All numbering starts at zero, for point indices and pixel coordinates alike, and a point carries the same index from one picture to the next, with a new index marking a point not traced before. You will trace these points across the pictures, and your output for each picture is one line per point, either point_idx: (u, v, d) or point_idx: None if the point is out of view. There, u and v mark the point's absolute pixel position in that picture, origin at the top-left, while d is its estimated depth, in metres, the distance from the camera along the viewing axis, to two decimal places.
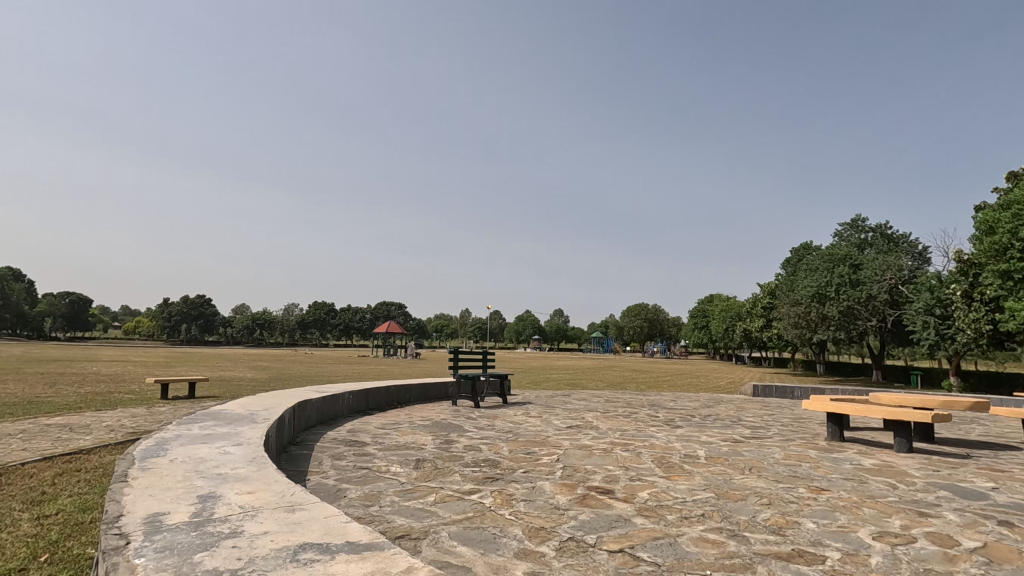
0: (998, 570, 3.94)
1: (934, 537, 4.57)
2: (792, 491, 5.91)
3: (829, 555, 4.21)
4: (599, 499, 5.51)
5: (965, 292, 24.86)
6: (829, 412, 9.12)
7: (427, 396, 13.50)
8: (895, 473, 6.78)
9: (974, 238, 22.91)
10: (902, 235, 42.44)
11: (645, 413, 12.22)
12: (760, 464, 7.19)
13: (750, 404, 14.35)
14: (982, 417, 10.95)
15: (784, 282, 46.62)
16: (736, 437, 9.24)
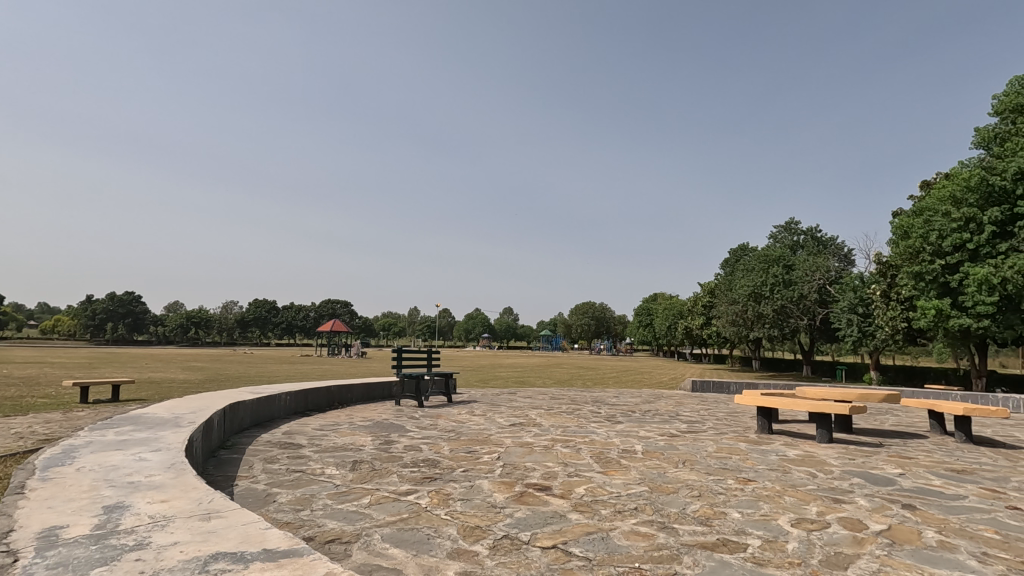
0: (899, 550, 4.23)
1: (846, 521, 4.87)
2: (720, 482, 6.16)
3: (751, 543, 4.40)
4: (536, 497, 5.56)
5: (883, 292, 26.68)
6: (758, 405, 9.56)
7: (370, 395, 13.23)
8: (815, 463, 7.19)
9: (892, 242, 24.60)
10: (831, 238, 45.01)
11: (588, 409, 12.44)
12: (693, 457, 7.45)
13: (688, 399, 14.86)
14: (895, 409, 11.78)
15: (724, 281, 48.57)
16: (673, 431, 9.53)
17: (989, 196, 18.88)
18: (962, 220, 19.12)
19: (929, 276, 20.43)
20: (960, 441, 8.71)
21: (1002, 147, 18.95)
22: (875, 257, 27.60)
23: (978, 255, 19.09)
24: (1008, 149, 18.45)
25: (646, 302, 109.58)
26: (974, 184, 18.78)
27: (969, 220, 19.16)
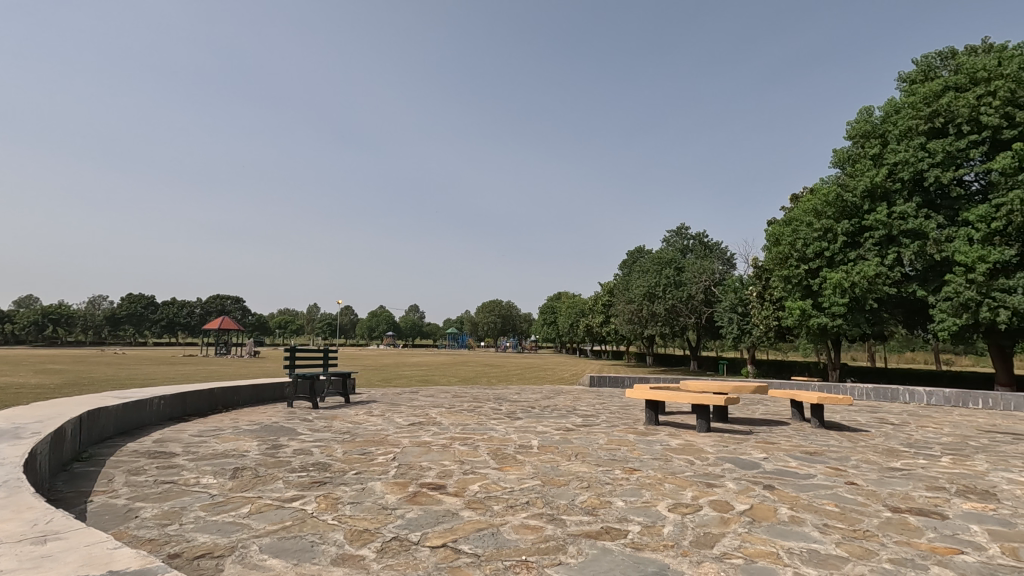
0: (757, 527, 4.69)
1: (715, 503, 5.31)
2: (608, 473, 6.48)
3: (632, 529, 4.67)
4: (430, 496, 5.52)
5: (759, 293, 29.49)
6: (646, 398, 10.13)
7: (260, 398, 12.43)
8: (694, 451, 7.76)
9: (765, 247, 27.17)
10: (716, 243, 48.93)
11: (489, 406, 12.55)
12: (585, 449, 7.76)
13: (585, 394, 15.48)
14: (765, 399, 13.03)
15: (621, 282, 51.21)
16: (569, 426, 9.86)
17: (843, 210, 21.36)
18: (821, 230, 21.60)
19: (796, 279, 22.82)
20: (814, 426, 9.82)
21: (853, 167, 21.50)
22: (752, 262, 30.36)
23: (834, 262, 21.59)
24: (858, 169, 20.95)
25: (550, 300, 112.78)
26: (832, 199, 21.18)
27: (827, 230, 21.62)
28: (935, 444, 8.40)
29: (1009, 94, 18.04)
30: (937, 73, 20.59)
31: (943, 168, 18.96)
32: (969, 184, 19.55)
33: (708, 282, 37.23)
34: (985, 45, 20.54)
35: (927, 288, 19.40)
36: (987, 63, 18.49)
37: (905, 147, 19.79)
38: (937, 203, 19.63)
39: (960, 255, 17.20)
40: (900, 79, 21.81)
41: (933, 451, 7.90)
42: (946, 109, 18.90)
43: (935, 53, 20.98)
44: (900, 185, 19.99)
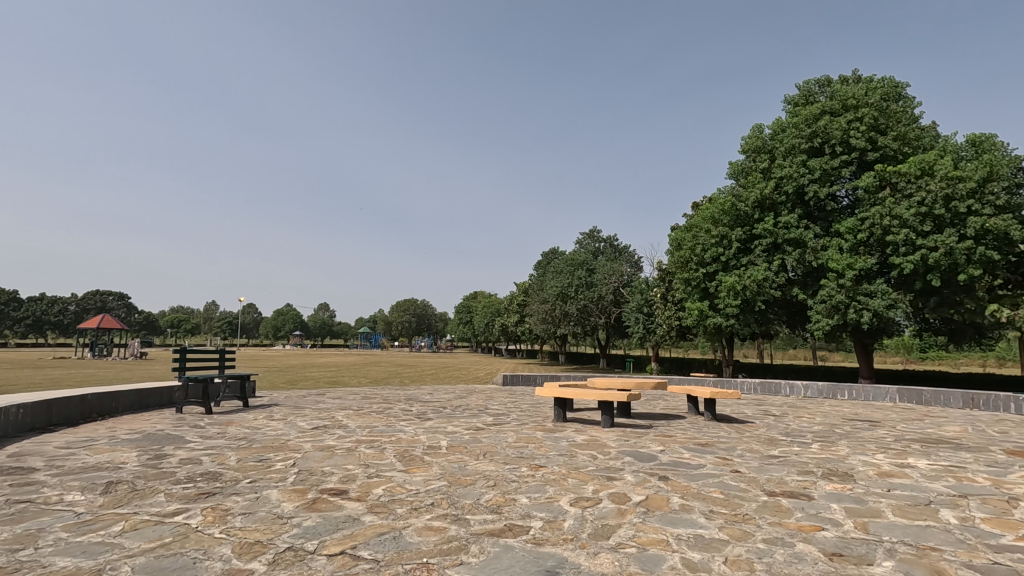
0: (651, 517, 4.95)
1: (614, 496, 5.55)
2: (515, 471, 6.58)
3: (534, 525, 4.76)
4: (330, 502, 5.31)
5: (663, 294, 31.23)
6: (555, 396, 10.39)
7: (144, 404, 11.36)
8: (598, 446, 8.07)
9: (668, 251, 28.85)
10: (625, 246, 51.30)
11: (399, 407, 12.30)
12: (493, 448, 7.82)
13: (497, 393, 15.62)
14: (664, 395, 13.83)
15: (536, 282, 52.32)
16: (479, 425, 9.90)
17: (737, 219, 23.13)
18: (718, 237, 23.32)
19: (695, 281, 24.44)
20: (707, 419, 10.54)
21: (746, 179, 23.31)
22: (657, 265, 32.10)
23: (728, 266, 23.32)
24: (749, 181, 22.74)
25: (466, 300, 112.75)
26: (727, 208, 22.92)
27: (723, 237, 23.31)
28: (808, 433, 9.32)
29: (873, 120, 20.39)
30: (816, 98, 22.81)
31: (820, 183, 21.10)
32: (841, 199, 21.86)
33: (616, 283, 38.94)
34: (854, 76, 23.03)
35: (805, 292, 21.49)
36: (856, 91, 20.75)
37: (790, 163, 21.73)
38: (815, 215, 21.77)
39: (833, 263, 19.27)
40: (786, 101, 23.98)
41: (805, 439, 8.76)
42: (823, 131, 20.99)
43: (814, 80, 23.24)
44: (785, 197, 21.95)
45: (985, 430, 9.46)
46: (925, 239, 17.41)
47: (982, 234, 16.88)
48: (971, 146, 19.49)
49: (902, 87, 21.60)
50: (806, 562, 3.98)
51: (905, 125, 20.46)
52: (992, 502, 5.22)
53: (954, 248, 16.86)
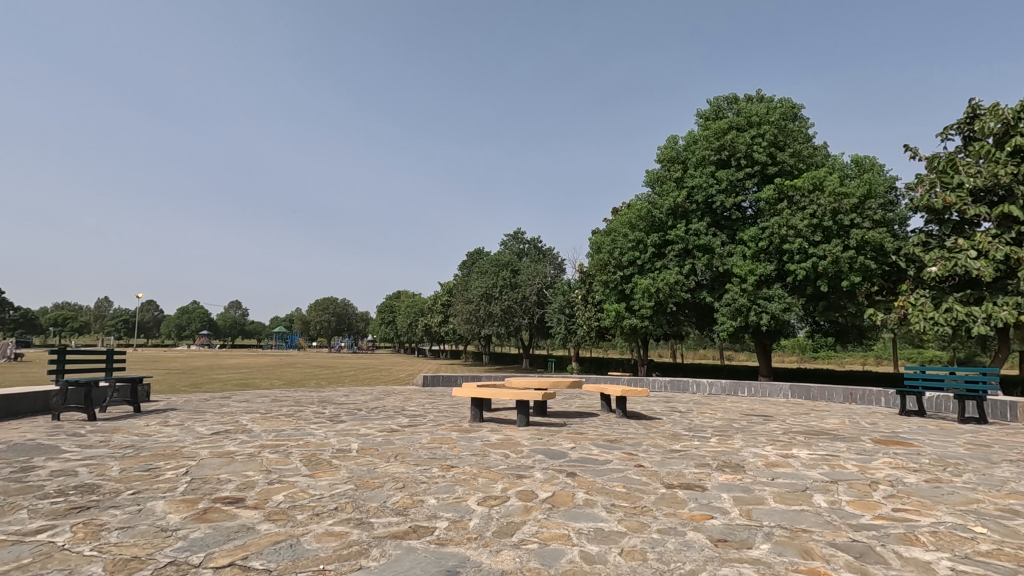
0: (555, 513, 5.07)
1: (521, 493, 5.64)
2: (425, 472, 6.51)
3: (438, 526, 4.74)
4: (223, 511, 5.01)
5: (584, 296, 32.17)
6: (472, 396, 10.37)
7: (14, 411, 10.19)
8: (511, 444, 8.18)
9: (588, 254, 29.81)
10: (549, 249, 52.36)
11: (311, 410, 11.82)
12: (406, 450, 7.70)
13: (416, 394, 15.41)
14: (580, 393, 14.26)
15: (461, 282, 52.27)
16: (394, 427, 9.71)
17: (652, 225, 24.22)
18: (635, 241, 24.32)
19: (613, 284, 25.56)
20: (618, 416, 10.94)
21: (661, 187, 24.47)
22: (579, 268, 33.01)
23: (643, 269, 24.48)
24: (664, 190, 23.92)
25: (390, 299, 110.52)
26: (644, 215, 23.95)
27: (639, 242, 24.38)
28: (708, 427, 9.92)
29: (773, 138, 22.06)
30: (724, 114, 24.34)
31: (726, 194, 22.56)
32: (745, 210, 23.44)
33: (540, 284, 39.68)
34: (757, 95, 24.77)
35: (712, 295, 22.86)
36: (759, 110, 22.36)
37: (700, 173, 23.06)
38: (722, 223, 23.24)
39: (738, 268, 20.70)
40: (699, 115, 25.42)
41: (706, 433, 9.32)
42: (730, 144, 22.45)
43: (723, 97, 24.81)
44: (695, 206, 23.26)
45: (858, 422, 10.50)
46: (815, 248, 19.09)
47: (862, 246, 18.76)
48: (854, 166, 21.56)
49: (798, 108, 23.50)
50: (694, 549, 4.23)
51: (800, 144, 22.32)
52: (857, 486, 5.80)
53: (839, 258, 18.60)
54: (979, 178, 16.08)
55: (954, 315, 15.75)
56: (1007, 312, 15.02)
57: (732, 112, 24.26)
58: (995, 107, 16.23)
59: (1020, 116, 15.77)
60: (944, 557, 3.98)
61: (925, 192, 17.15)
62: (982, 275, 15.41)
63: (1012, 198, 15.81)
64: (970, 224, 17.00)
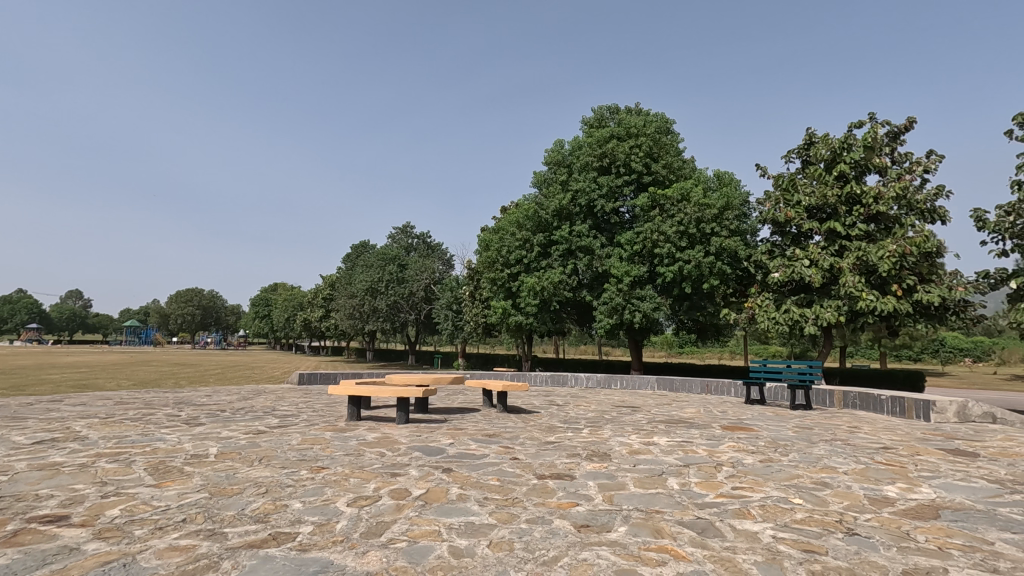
0: (427, 509, 5.03)
1: (394, 492, 5.53)
2: (292, 475, 6.15)
3: (302, 531, 4.49)
4: (40, 532, 4.33)
5: (472, 293, 32.40)
6: (350, 395, 9.98)
7: None
8: (388, 443, 7.97)
9: (477, 251, 30.04)
10: (437, 244, 51.97)
11: (164, 413, 10.65)
12: (272, 453, 7.21)
13: (289, 393, 14.52)
14: (463, 389, 14.32)
15: (344, 275, 50.07)
16: (260, 428, 9.05)
17: (539, 224, 24.96)
18: (522, 240, 24.95)
19: (500, 281, 26.08)
20: (499, 411, 11.14)
21: (548, 189, 25.29)
22: (467, 265, 33.11)
23: (529, 268, 25.20)
24: (551, 191, 24.79)
25: (266, 291, 102.98)
26: (531, 215, 24.63)
27: (526, 241, 25.02)
28: (582, 419, 10.43)
29: (649, 149, 23.74)
30: (606, 123, 25.69)
31: (607, 198, 23.89)
32: (623, 214, 24.97)
33: (427, 280, 39.20)
34: (636, 108, 26.45)
35: (592, 293, 24.11)
36: (637, 122, 23.90)
37: (584, 178, 24.19)
38: (602, 226, 24.57)
39: (615, 269, 22.03)
40: (584, 122, 26.60)
41: (580, 425, 9.79)
42: (611, 153, 23.80)
43: (606, 107, 26.19)
44: (579, 209, 24.36)
45: (711, 410, 11.65)
46: (682, 253, 20.88)
47: (720, 252, 20.86)
48: (716, 180, 23.83)
49: (670, 124, 25.44)
50: (559, 536, 4.43)
51: (672, 156, 24.22)
52: (705, 469, 6.44)
53: (701, 263, 20.53)
54: (812, 197, 18.57)
55: (791, 315, 18.13)
56: (830, 314, 17.53)
57: (614, 122, 25.70)
58: (826, 136, 18.78)
59: (844, 146, 18.42)
60: (768, 527, 4.55)
61: (771, 207, 19.46)
62: (813, 281, 17.84)
63: (836, 216, 18.44)
64: (805, 236, 19.57)
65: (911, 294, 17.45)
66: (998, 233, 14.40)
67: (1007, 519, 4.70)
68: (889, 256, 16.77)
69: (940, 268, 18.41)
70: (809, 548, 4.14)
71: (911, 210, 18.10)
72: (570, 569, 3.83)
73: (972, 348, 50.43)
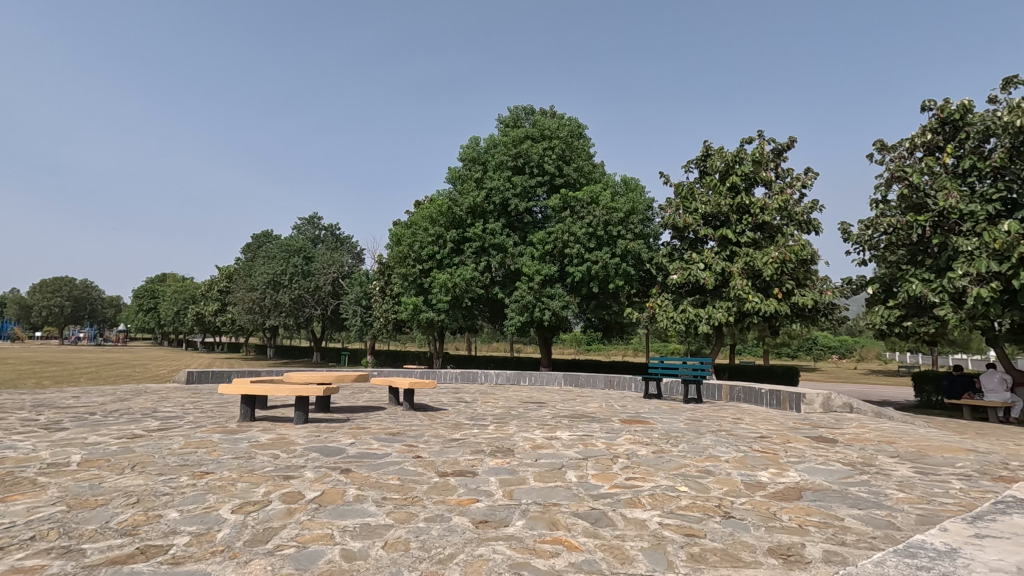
0: (320, 513, 4.82)
1: (286, 496, 5.25)
2: (170, 481, 5.65)
3: (176, 542, 4.13)
4: None
5: (382, 288, 31.57)
6: (243, 394, 9.35)
7: None
8: (283, 444, 7.56)
9: (388, 246, 29.35)
10: (347, 237, 50.13)
11: (18, 417, 9.38)
12: (148, 458, 6.58)
13: (173, 393, 13.34)
14: (369, 387, 13.91)
15: (244, 267, 46.93)
16: (137, 432, 8.24)
17: (452, 221, 24.82)
18: (435, 236, 24.69)
19: (412, 277, 25.67)
20: (405, 408, 10.94)
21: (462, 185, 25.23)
22: (377, 259, 32.25)
23: (442, 264, 25.02)
24: (465, 188, 24.71)
25: (152, 282, 94.06)
26: (444, 210, 24.42)
27: (439, 237, 24.82)
28: (488, 416, 10.51)
29: (562, 152, 24.37)
30: (521, 123, 26.04)
31: (520, 198, 24.23)
32: (536, 214, 25.40)
33: (335, 274, 37.66)
34: (551, 111, 27.04)
35: (504, 291, 24.33)
36: (551, 124, 24.46)
37: (498, 176, 24.34)
38: (515, 225, 24.88)
39: (527, 268, 22.39)
40: (500, 121, 26.76)
41: (486, 422, 9.84)
42: (525, 153, 24.21)
43: (522, 107, 26.54)
44: (492, 207, 24.46)
45: (612, 405, 12.18)
46: (590, 254, 21.64)
47: (625, 254, 21.87)
48: (624, 185, 24.92)
49: (583, 128, 26.25)
50: (456, 534, 4.41)
51: (583, 160, 25.02)
52: (602, 461, 6.71)
53: (607, 263, 21.43)
54: (708, 206, 19.98)
55: (687, 315, 19.43)
56: (721, 314, 18.96)
57: (528, 123, 26.10)
58: (721, 150, 20.28)
59: (736, 160, 19.96)
60: (655, 514, 4.82)
61: (672, 213, 20.71)
62: (707, 284, 19.21)
63: (728, 224, 19.95)
64: (701, 242, 20.98)
65: (789, 297, 19.24)
66: (859, 244, 16.30)
67: (855, 497, 5.32)
68: (772, 262, 18.42)
69: (813, 274, 20.46)
70: (690, 532, 4.44)
71: (791, 221, 19.97)
72: (465, 566, 3.83)
73: (838, 346, 56.75)
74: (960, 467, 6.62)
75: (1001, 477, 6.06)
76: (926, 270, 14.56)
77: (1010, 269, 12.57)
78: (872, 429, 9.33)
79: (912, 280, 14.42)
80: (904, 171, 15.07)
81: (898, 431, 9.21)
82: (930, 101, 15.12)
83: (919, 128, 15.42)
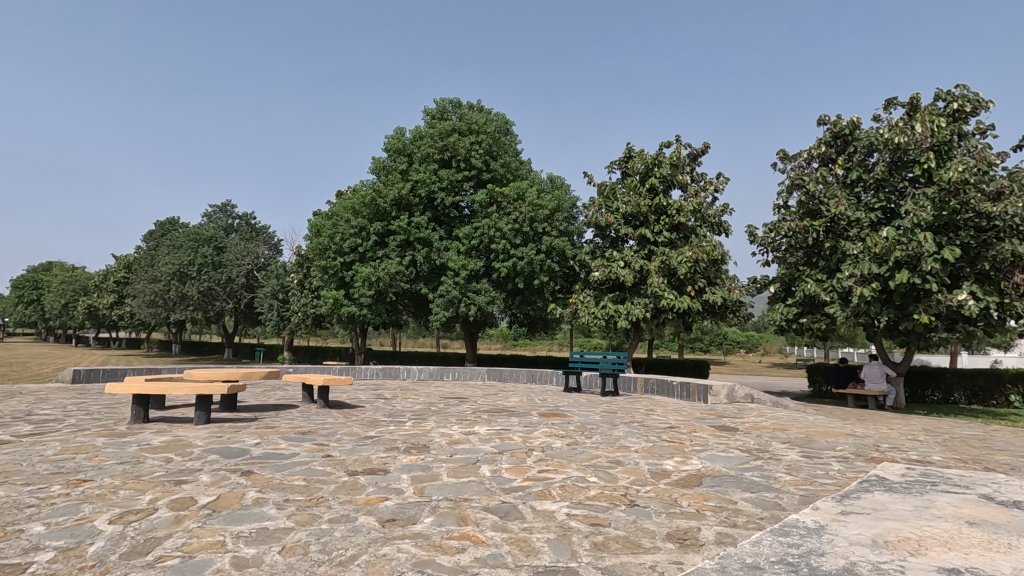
0: (214, 519, 4.50)
1: (176, 502, 4.86)
2: (39, 492, 5.07)
3: (38, 560, 3.70)
4: None
5: (300, 281, 30.28)
6: (135, 395, 8.56)
7: None
8: (178, 447, 7.01)
9: (308, 237, 28.12)
10: (263, 227, 47.57)
11: None
12: (14, 467, 5.88)
13: (54, 394, 12.05)
14: (282, 385, 13.25)
15: (145, 256, 43.22)
16: (3, 438, 7.34)
17: (376, 213, 24.19)
18: (358, 228, 23.95)
19: (333, 270, 24.83)
20: (318, 406, 10.50)
21: (387, 177, 24.62)
22: (296, 251, 30.88)
23: (364, 257, 24.29)
24: (389, 179, 24.13)
25: (36, 271, 84.69)
26: (367, 202, 23.76)
27: (362, 229, 24.10)
28: (406, 412, 10.30)
29: (489, 147, 24.34)
30: (448, 116, 25.77)
31: (446, 191, 23.91)
32: (462, 209, 25.16)
33: (249, 266, 35.49)
34: (478, 105, 26.92)
35: (427, 286, 23.90)
36: (478, 119, 24.31)
37: (424, 169, 23.94)
38: (441, 219, 24.58)
39: (452, 262, 22.24)
40: (427, 113, 26.30)
41: (403, 418, 9.65)
42: (452, 147, 23.95)
43: (449, 100, 26.21)
44: (418, 200, 24.06)
45: (532, 399, 12.31)
46: (516, 250, 21.79)
47: (550, 251, 22.23)
48: (549, 183, 25.25)
49: (510, 125, 26.33)
50: (360, 534, 4.27)
51: (510, 157, 25.11)
52: (516, 454, 6.76)
53: (533, 260, 21.68)
54: (629, 205, 20.68)
55: (607, 310, 20.14)
56: (638, 310, 19.73)
57: (455, 116, 25.84)
58: (641, 152, 21.04)
59: (655, 162, 20.75)
60: (564, 505, 4.91)
61: (594, 212, 21.28)
62: (626, 281, 19.95)
63: (646, 224, 20.78)
64: (621, 241, 21.72)
65: (701, 294, 20.30)
66: (763, 246, 17.50)
67: (749, 481, 5.69)
68: (686, 261, 19.36)
69: (723, 274, 21.69)
70: (595, 521, 4.55)
71: (704, 222, 21.08)
72: (367, 567, 3.70)
73: (746, 341, 60.85)
74: (840, 450, 7.26)
75: (873, 458, 6.68)
76: (820, 271, 15.89)
77: (887, 271, 13.93)
78: (768, 417, 10.02)
79: (807, 280, 15.70)
80: (803, 179, 16.31)
81: (791, 419, 9.97)
82: (824, 116, 16.42)
83: (816, 140, 16.74)
